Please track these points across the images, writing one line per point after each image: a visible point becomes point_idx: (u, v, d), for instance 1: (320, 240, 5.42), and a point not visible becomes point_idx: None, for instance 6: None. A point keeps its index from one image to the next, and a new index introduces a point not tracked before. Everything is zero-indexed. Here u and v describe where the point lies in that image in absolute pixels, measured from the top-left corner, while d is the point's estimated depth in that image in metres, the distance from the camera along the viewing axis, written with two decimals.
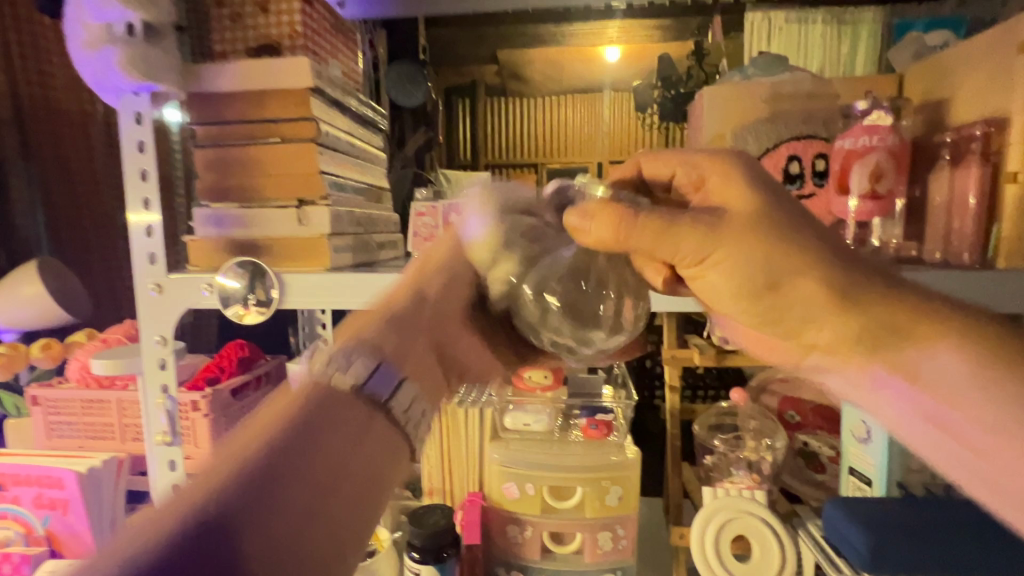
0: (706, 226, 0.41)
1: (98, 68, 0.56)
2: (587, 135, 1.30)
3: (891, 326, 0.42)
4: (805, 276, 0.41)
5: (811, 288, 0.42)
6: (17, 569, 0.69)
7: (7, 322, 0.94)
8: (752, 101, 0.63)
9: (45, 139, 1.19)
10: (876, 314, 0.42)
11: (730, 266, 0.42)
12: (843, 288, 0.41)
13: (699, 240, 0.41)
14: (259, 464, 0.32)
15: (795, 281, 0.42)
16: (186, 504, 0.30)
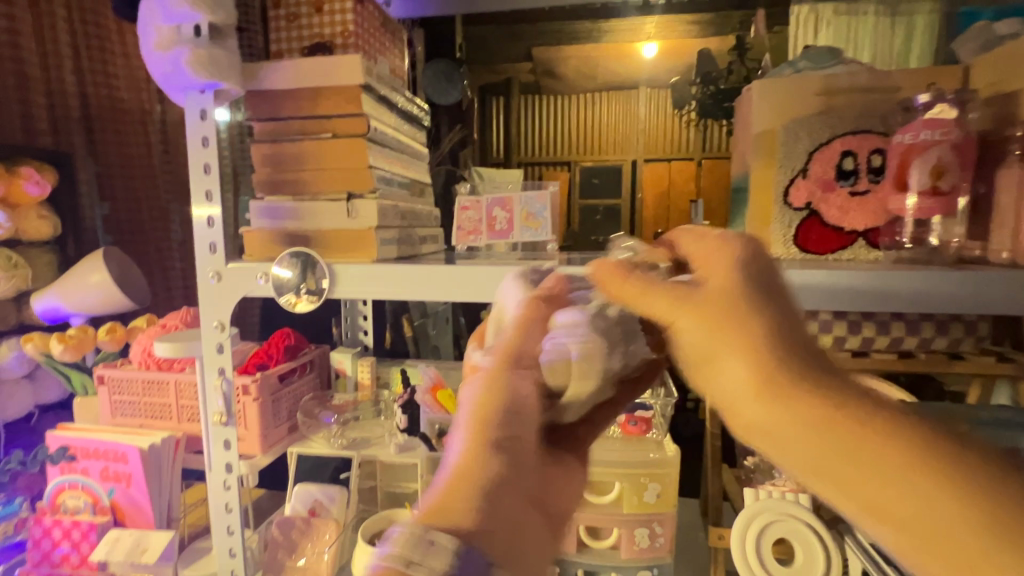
0: (684, 293, 0.36)
1: (168, 67, 0.59)
2: (621, 133, 1.30)
3: (828, 424, 0.32)
4: (739, 352, 0.35)
5: (740, 368, 0.35)
6: (85, 535, 0.74)
7: (76, 308, 1.01)
8: (803, 96, 0.61)
9: (110, 137, 1.29)
10: (815, 407, 0.33)
11: (682, 334, 0.37)
12: (786, 374, 0.34)
13: (669, 303, 0.36)
14: None
15: (730, 357, 0.35)
16: None
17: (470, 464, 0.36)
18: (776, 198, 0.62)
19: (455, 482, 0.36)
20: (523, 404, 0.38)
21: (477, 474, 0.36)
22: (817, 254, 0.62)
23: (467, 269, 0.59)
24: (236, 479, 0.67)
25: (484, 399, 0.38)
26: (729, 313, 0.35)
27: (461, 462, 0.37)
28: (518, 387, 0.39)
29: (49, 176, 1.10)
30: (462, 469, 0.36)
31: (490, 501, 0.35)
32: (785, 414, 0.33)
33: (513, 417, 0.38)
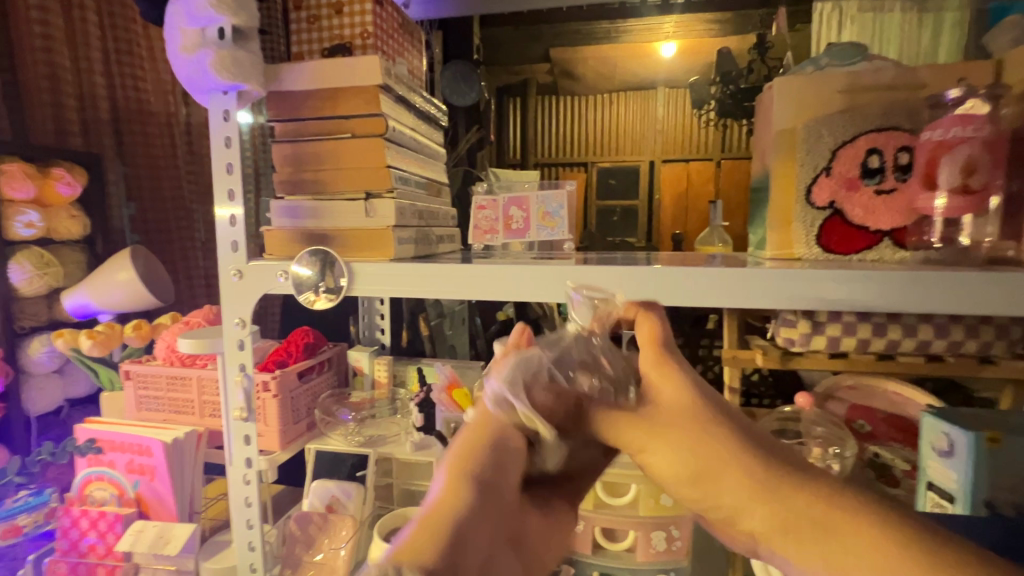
0: (632, 427, 0.37)
1: (193, 69, 0.60)
2: (639, 133, 1.31)
3: (827, 530, 0.30)
4: (726, 466, 0.34)
5: (731, 479, 0.34)
6: (111, 526, 0.76)
7: (104, 305, 1.04)
8: (828, 93, 0.59)
9: (137, 140, 1.33)
10: (800, 507, 0.31)
11: (656, 458, 0.36)
12: (773, 481, 0.33)
13: (627, 424, 0.37)
14: None
15: (717, 469, 0.34)
16: None
17: (445, 513, 0.31)
18: (799, 197, 0.62)
19: (419, 535, 0.30)
20: (506, 460, 0.36)
21: (448, 523, 0.31)
22: (841, 254, 0.61)
23: (483, 267, 0.59)
24: (256, 473, 0.68)
25: (460, 454, 0.35)
26: (701, 427, 0.36)
27: (430, 516, 0.31)
28: (503, 442, 0.37)
29: (80, 176, 1.14)
30: (430, 524, 0.31)
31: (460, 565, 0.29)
32: (779, 521, 0.32)
33: (494, 475, 0.35)
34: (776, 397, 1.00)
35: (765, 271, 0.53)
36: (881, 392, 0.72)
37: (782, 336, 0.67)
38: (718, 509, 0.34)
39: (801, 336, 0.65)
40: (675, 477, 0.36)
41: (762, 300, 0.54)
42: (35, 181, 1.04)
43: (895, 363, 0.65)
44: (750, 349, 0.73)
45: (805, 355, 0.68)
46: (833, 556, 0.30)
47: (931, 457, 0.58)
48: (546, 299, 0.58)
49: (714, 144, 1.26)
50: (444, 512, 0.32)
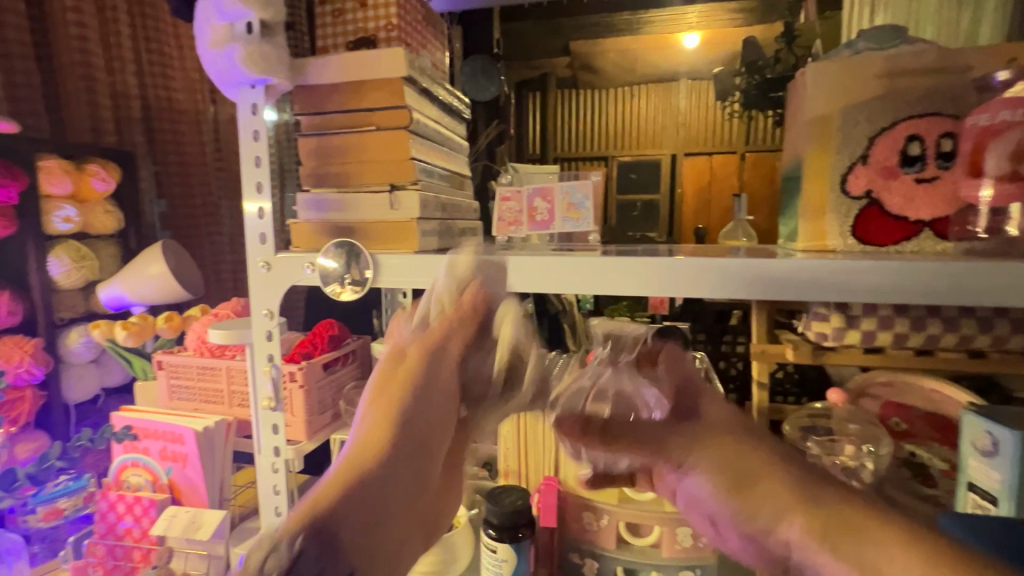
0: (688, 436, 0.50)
1: (222, 64, 0.61)
2: (658, 128, 1.28)
3: (853, 529, 0.38)
4: (767, 477, 0.44)
5: (774, 488, 0.43)
6: (145, 511, 0.78)
7: (138, 297, 1.07)
8: (865, 77, 0.57)
9: (167, 137, 1.38)
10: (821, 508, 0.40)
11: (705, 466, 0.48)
12: (801, 490, 0.42)
13: (692, 437, 0.50)
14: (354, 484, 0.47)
15: (760, 478, 0.44)
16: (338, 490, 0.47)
17: (349, 467, 0.48)
18: (832, 186, 0.60)
19: (331, 487, 0.46)
20: (418, 410, 0.54)
21: (349, 475, 0.47)
22: (877, 245, 0.59)
23: (507, 261, 0.59)
24: (283, 462, 0.69)
25: (378, 415, 0.54)
26: (747, 447, 0.47)
27: (341, 471, 0.48)
28: (417, 393, 0.55)
29: (114, 172, 1.17)
30: (334, 484, 0.46)
31: (327, 513, 0.43)
32: (810, 523, 0.40)
33: (406, 430, 0.53)
34: (803, 394, 0.98)
35: (796, 262, 0.52)
36: (917, 389, 0.68)
37: (814, 330, 0.65)
38: (757, 518, 0.44)
39: (834, 330, 0.63)
40: (722, 487, 0.46)
41: (794, 293, 0.52)
42: (72, 177, 1.08)
43: (934, 360, 0.63)
44: (779, 343, 0.72)
45: (838, 350, 0.65)
46: (850, 545, 0.38)
47: (971, 456, 0.56)
48: (569, 292, 0.58)
49: (738, 133, 1.23)
50: (359, 458, 0.49)
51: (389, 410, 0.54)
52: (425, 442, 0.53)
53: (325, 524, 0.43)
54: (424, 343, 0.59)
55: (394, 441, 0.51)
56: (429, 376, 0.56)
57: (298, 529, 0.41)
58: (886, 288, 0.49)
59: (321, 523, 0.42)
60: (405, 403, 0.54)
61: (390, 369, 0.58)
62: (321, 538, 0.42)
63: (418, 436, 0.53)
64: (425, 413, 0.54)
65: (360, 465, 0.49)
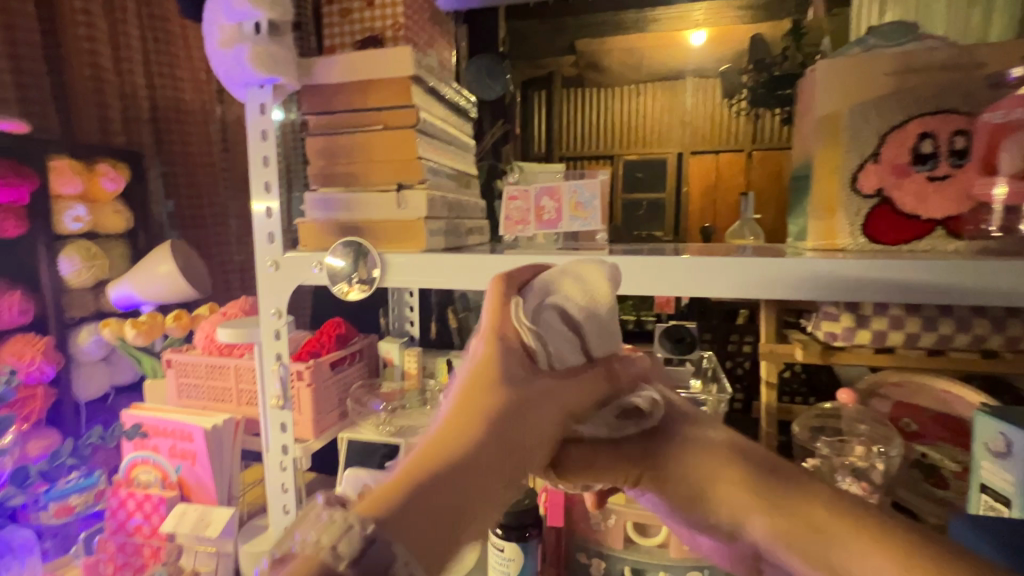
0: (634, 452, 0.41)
1: (231, 64, 0.61)
2: (666, 125, 1.28)
3: (820, 531, 0.32)
4: (720, 482, 0.36)
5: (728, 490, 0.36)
6: (156, 508, 0.80)
7: (146, 296, 1.08)
8: (876, 74, 0.57)
9: (174, 137, 1.39)
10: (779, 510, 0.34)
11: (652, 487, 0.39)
12: (756, 492, 0.35)
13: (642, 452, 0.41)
14: (432, 476, 0.32)
15: (714, 483, 0.37)
16: (414, 479, 0.32)
17: (446, 440, 0.33)
18: (843, 184, 0.59)
19: (418, 467, 0.32)
20: (524, 394, 0.36)
21: (446, 455, 0.33)
22: (888, 244, 0.58)
23: (514, 260, 0.58)
24: (291, 461, 0.70)
25: (465, 398, 0.35)
26: (693, 451, 0.39)
27: (434, 438, 0.34)
28: (529, 348, 0.38)
29: (123, 172, 1.18)
30: (426, 463, 0.32)
31: (412, 502, 0.31)
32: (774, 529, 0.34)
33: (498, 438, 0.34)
34: (810, 393, 0.97)
35: (805, 262, 0.51)
36: (928, 390, 0.68)
37: (823, 330, 0.65)
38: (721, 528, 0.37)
39: (844, 330, 0.63)
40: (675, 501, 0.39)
41: (802, 293, 0.52)
42: (82, 177, 1.09)
43: (945, 359, 0.62)
44: (788, 343, 0.72)
45: (848, 350, 0.65)
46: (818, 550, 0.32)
47: (984, 458, 0.55)
48: None
49: (746, 135, 1.24)
50: (449, 433, 0.34)
51: (486, 393, 0.35)
52: (501, 471, 0.34)
53: (405, 521, 0.30)
54: (536, 378, 0.38)
55: (477, 452, 0.33)
56: (530, 392, 0.36)
57: (369, 517, 0.30)
58: (896, 288, 0.49)
59: (401, 517, 0.30)
60: (501, 393, 0.35)
61: (487, 331, 0.40)
62: (392, 545, 0.29)
63: (512, 453, 0.35)
64: (517, 434, 0.35)
65: (453, 441, 0.34)
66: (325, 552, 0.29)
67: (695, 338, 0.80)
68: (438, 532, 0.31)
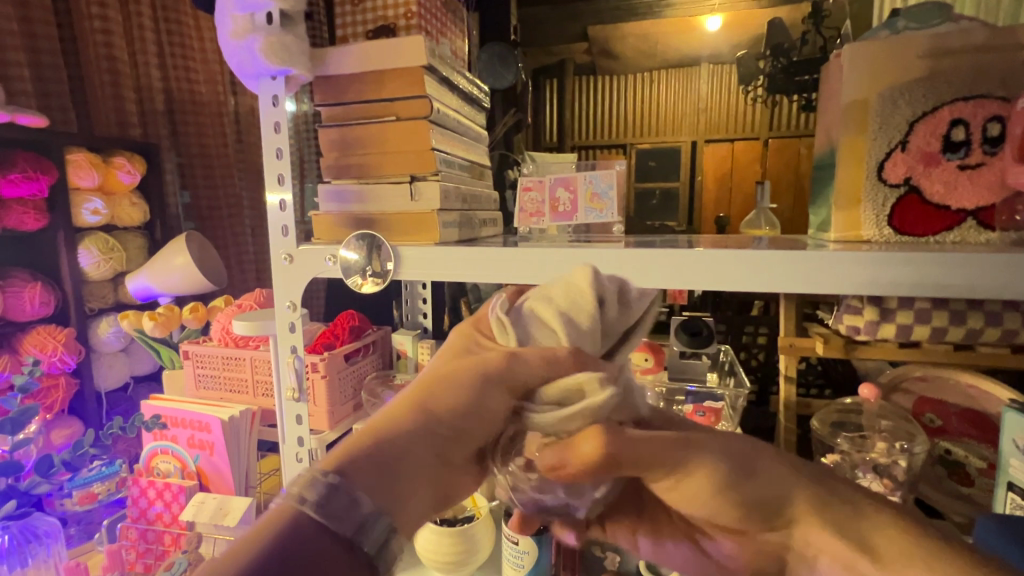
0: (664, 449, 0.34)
1: (243, 56, 0.61)
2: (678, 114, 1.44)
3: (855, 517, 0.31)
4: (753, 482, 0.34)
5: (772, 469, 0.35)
6: (175, 497, 0.80)
7: (164, 288, 1.09)
8: (905, 58, 0.54)
9: (191, 130, 1.45)
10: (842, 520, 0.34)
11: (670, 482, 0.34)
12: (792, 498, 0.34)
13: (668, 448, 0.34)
14: (375, 447, 0.35)
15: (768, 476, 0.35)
16: (359, 448, 0.35)
17: (408, 409, 0.37)
18: (869, 173, 0.57)
19: (383, 441, 0.36)
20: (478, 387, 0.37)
21: (398, 428, 0.36)
22: (915, 235, 0.56)
23: (530, 251, 0.57)
24: (307, 452, 0.70)
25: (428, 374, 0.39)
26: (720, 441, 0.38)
27: (400, 408, 0.37)
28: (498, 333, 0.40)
29: (139, 165, 1.19)
30: (386, 433, 0.36)
31: (369, 461, 0.35)
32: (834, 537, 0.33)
33: (464, 415, 0.37)
34: (826, 386, 0.96)
35: (829, 254, 0.50)
36: (953, 385, 0.66)
37: (846, 324, 0.64)
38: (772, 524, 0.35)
39: (867, 324, 0.62)
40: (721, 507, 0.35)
41: (825, 288, 0.50)
42: (99, 170, 1.10)
43: (975, 354, 0.60)
44: (808, 337, 0.70)
45: (872, 344, 0.64)
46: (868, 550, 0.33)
47: (1013, 455, 0.54)
48: None
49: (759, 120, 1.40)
50: (411, 404, 0.37)
51: (435, 374, 0.39)
52: (454, 439, 0.37)
53: (363, 473, 0.34)
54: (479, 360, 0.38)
55: (429, 432, 0.36)
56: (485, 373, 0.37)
57: (332, 471, 0.34)
58: (925, 280, 0.47)
59: (358, 474, 0.34)
60: (454, 369, 0.38)
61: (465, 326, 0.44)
62: (350, 491, 0.33)
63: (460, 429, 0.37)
64: (466, 408, 0.37)
65: (402, 417, 0.36)
66: (295, 501, 0.32)
67: (713, 331, 0.79)
68: (374, 492, 0.34)
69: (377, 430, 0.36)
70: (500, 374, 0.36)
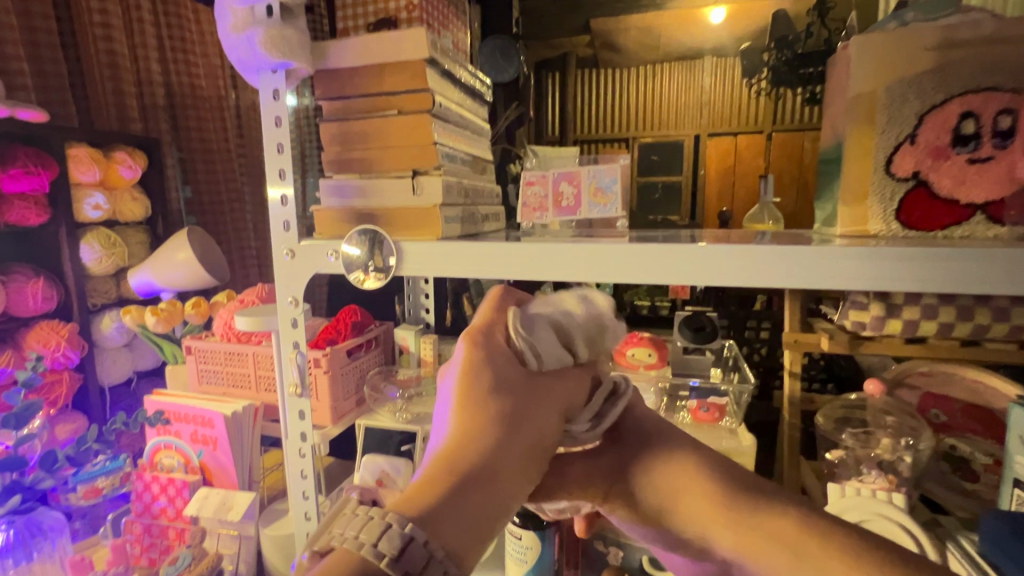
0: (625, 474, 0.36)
1: (243, 49, 0.60)
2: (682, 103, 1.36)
3: None
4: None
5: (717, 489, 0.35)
6: (179, 492, 0.81)
7: (166, 283, 1.09)
8: (915, 50, 0.53)
9: (192, 125, 1.45)
10: None
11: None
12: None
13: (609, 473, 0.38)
14: (442, 485, 0.35)
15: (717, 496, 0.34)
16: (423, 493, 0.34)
17: (464, 444, 0.36)
18: (876, 168, 0.57)
19: (450, 479, 0.35)
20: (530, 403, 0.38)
21: (460, 466, 0.35)
22: (922, 231, 0.56)
23: (533, 246, 0.57)
24: (310, 448, 0.69)
25: (470, 402, 0.38)
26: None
27: (454, 440, 0.37)
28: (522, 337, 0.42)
29: (140, 160, 1.19)
30: (449, 473, 0.35)
31: (436, 503, 0.34)
32: None
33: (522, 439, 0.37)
34: (829, 381, 0.95)
35: (836, 249, 0.49)
36: (958, 381, 0.67)
37: (851, 319, 0.63)
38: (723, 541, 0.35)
39: (873, 320, 0.61)
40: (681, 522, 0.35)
41: (831, 284, 0.49)
42: (100, 165, 1.10)
43: (981, 350, 0.60)
44: (813, 333, 0.70)
45: (877, 340, 0.63)
46: None
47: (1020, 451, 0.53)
48: (593, 280, 0.56)
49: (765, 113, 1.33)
50: (465, 438, 0.37)
51: (480, 402, 0.38)
52: (518, 465, 0.37)
53: (437, 514, 0.34)
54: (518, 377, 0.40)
55: (493, 464, 0.36)
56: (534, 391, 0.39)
57: (405, 516, 0.33)
58: (935, 275, 0.47)
59: (433, 515, 0.34)
60: (497, 399, 0.38)
61: (474, 330, 0.42)
62: (425, 540, 0.32)
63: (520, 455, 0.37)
64: (526, 432, 0.38)
65: (466, 445, 0.36)
66: (361, 547, 0.32)
67: (716, 327, 0.79)
68: (446, 529, 0.33)
69: (441, 465, 0.36)
70: (546, 400, 0.39)
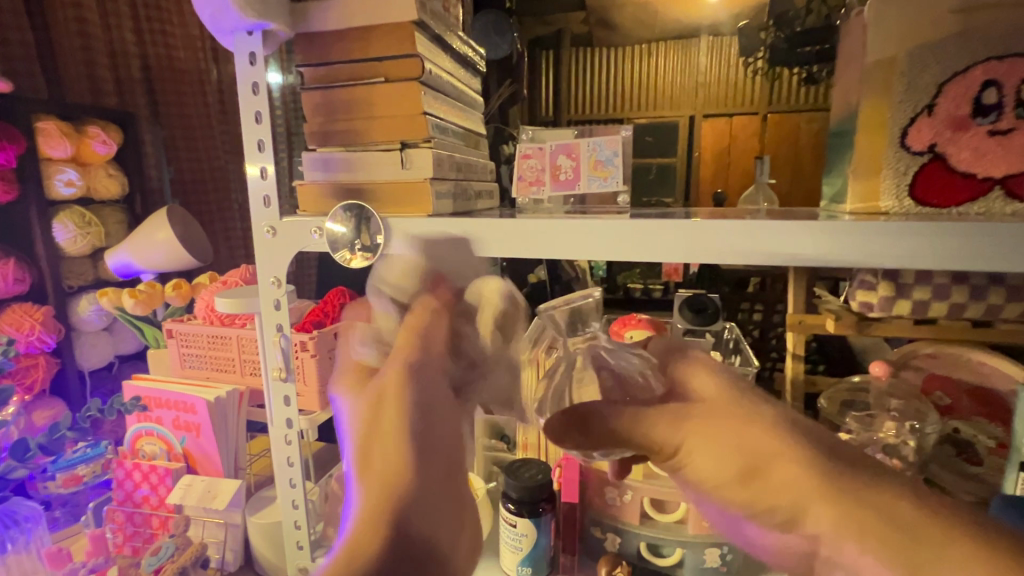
0: (668, 421, 0.39)
1: (214, 7, 0.55)
2: (678, 86, 1.36)
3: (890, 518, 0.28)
4: (776, 459, 0.35)
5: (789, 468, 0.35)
6: (162, 480, 0.78)
7: (145, 264, 1.04)
8: (936, 13, 0.50)
9: (171, 100, 1.39)
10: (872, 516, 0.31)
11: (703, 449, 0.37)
12: None
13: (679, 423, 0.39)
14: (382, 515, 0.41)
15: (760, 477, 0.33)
16: (370, 523, 0.41)
17: (379, 456, 0.47)
18: (891, 141, 0.54)
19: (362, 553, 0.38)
20: (424, 423, 0.50)
21: (389, 495, 0.44)
22: (936, 207, 0.53)
23: (524, 222, 0.54)
24: (297, 434, 0.67)
25: (372, 428, 0.49)
26: None
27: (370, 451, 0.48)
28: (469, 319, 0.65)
29: (114, 135, 1.13)
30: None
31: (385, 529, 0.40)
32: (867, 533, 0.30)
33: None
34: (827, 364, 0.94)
35: (847, 223, 0.46)
36: (964, 362, 0.65)
37: (859, 300, 0.61)
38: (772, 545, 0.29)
39: (881, 300, 0.59)
40: None
41: (844, 265, 0.47)
42: (71, 140, 1.05)
43: (991, 331, 0.58)
44: (818, 314, 0.68)
45: (885, 320, 0.61)
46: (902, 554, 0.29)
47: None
48: (588, 257, 0.53)
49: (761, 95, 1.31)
50: (380, 449, 0.47)
51: (383, 426, 0.49)
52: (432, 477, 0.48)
53: (404, 551, 0.40)
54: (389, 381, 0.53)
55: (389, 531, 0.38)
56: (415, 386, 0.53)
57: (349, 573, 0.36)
58: (953, 248, 0.44)
59: (395, 548, 0.39)
60: (393, 424, 0.49)
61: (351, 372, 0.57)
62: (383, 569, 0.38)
63: (426, 460, 0.48)
64: (430, 436, 0.50)
65: (392, 474, 0.45)
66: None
67: (718, 307, 0.78)
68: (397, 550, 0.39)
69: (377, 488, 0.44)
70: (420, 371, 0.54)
